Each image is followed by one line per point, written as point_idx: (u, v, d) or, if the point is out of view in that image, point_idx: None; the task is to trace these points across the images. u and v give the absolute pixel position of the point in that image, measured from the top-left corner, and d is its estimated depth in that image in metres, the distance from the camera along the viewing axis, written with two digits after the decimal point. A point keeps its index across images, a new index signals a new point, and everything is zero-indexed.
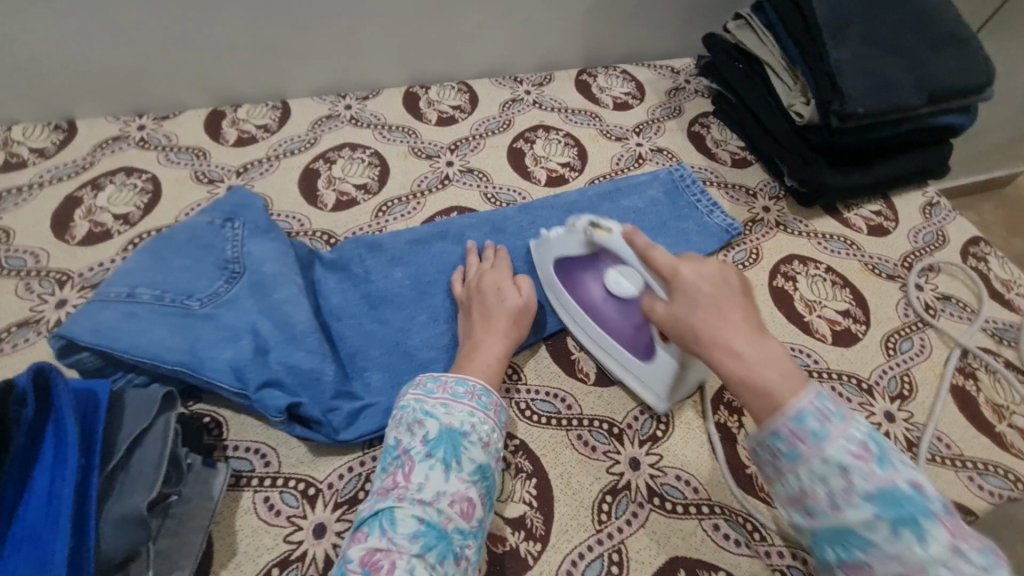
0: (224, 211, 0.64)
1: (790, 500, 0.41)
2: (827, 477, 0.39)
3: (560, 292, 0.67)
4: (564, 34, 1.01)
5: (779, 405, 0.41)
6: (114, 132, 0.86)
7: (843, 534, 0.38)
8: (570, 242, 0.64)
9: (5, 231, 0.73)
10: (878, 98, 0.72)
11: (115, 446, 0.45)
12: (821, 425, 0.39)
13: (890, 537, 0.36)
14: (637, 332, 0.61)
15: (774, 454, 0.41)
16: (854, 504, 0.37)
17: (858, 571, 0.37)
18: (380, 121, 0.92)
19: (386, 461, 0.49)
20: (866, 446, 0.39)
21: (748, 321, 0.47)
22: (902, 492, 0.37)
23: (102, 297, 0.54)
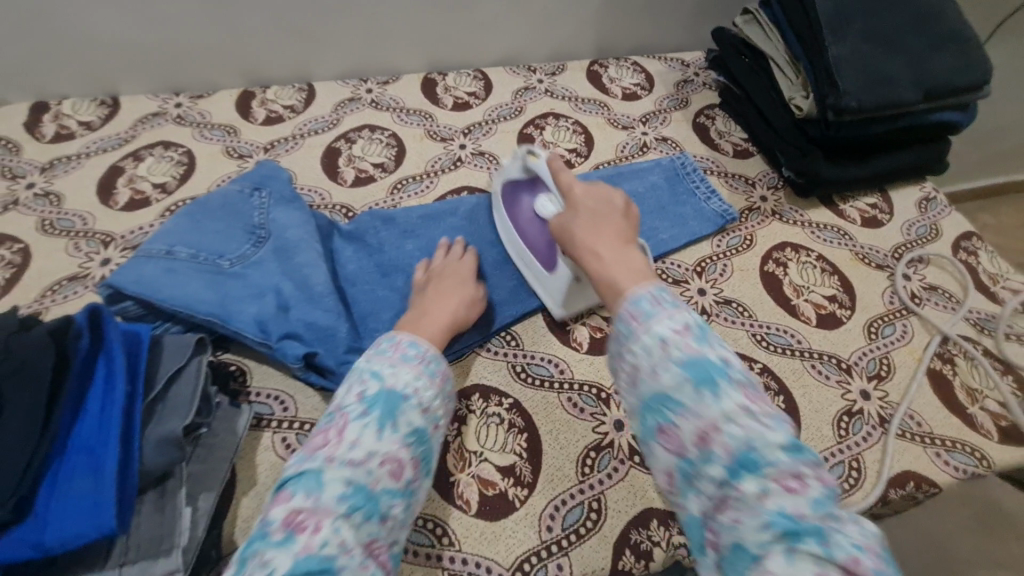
0: (253, 182, 0.70)
1: (628, 383, 0.47)
2: (652, 349, 0.44)
3: (501, 216, 0.78)
4: (578, 25, 1.05)
5: (625, 295, 0.49)
6: (154, 108, 0.93)
7: (664, 397, 0.43)
8: (512, 166, 0.74)
9: (56, 195, 0.80)
10: (871, 94, 0.75)
11: (155, 381, 0.51)
12: (652, 307, 0.46)
13: (694, 396, 0.42)
14: (549, 250, 0.71)
15: (620, 336, 0.47)
16: (667, 369, 0.43)
17: (669, 432, 0.42)
18: (398, 105, 0.97)
19: (320, 421, 0.50)
20: (687, 325, 0.45)
21: (618, 233, 0.56)
22: (710, 362, 0.43)
23: (144, 253, 0.60)
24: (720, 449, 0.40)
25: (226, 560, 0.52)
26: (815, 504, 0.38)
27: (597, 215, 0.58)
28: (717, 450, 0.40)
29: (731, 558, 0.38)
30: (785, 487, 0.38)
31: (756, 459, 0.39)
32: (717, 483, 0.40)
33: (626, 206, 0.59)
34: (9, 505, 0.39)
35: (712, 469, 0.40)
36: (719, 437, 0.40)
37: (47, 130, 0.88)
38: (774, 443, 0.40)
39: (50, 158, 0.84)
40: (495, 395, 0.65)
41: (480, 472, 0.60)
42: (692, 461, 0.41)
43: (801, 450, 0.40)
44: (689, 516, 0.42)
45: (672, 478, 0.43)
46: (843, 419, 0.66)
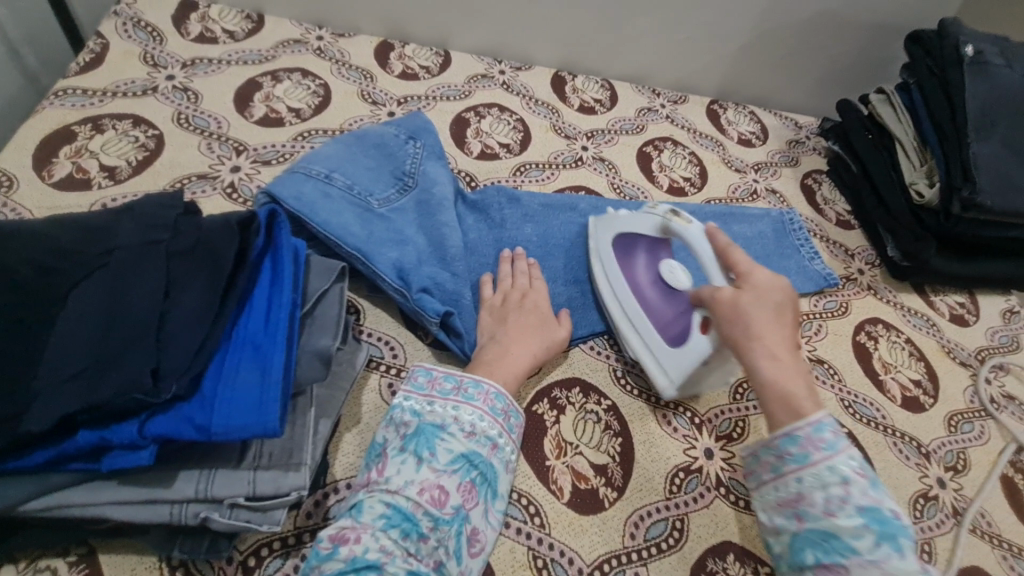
0: (408, 129, 0.70)
1: (780, 502, 0.49)
2: (828, 485, 0.47)
3: (608, 265, 0.71)
4: (711, 63, 1.07)
5: (805, 416, 0.50)
6: (296, 34, 0.93)
7: (833, 539, 0.45)
8: (646, 220, 0.67)
9: (194, 93, 0.80)
10: (1003, 198, 0.78)
11: (306, 296, 0.52)
12: (834, 439, 0.48)
13: (873, 547, 0.44)
14: (676, 321, 0.64)
15: (787, 459, 0.49)
16: (849, 513, 0.45)
17: (832, 571, 0.44)
18: (529, 93, 0.99)
19: (370, 457, 0.52)
20: (863, 472, 0.48)
21: (783, 330, 0.55)
22: (887, 514, 0.45)
23: (304, 173, 0.61)
24: None
25: (325, 490, 0.52)
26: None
27: (766, 300, 0.55)
28: None
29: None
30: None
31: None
32: None
33: (788, 299, 0.57)
34: (181, 380, 0.40)
35: None
36: None
37: (193, 29, 0.88)
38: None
39: (192, 57, 0.84)
40: (595, 394, 0.66)
41: (574, 464, 0.60)
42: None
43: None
44: None
45: None
46: (919, 501, 0.67)
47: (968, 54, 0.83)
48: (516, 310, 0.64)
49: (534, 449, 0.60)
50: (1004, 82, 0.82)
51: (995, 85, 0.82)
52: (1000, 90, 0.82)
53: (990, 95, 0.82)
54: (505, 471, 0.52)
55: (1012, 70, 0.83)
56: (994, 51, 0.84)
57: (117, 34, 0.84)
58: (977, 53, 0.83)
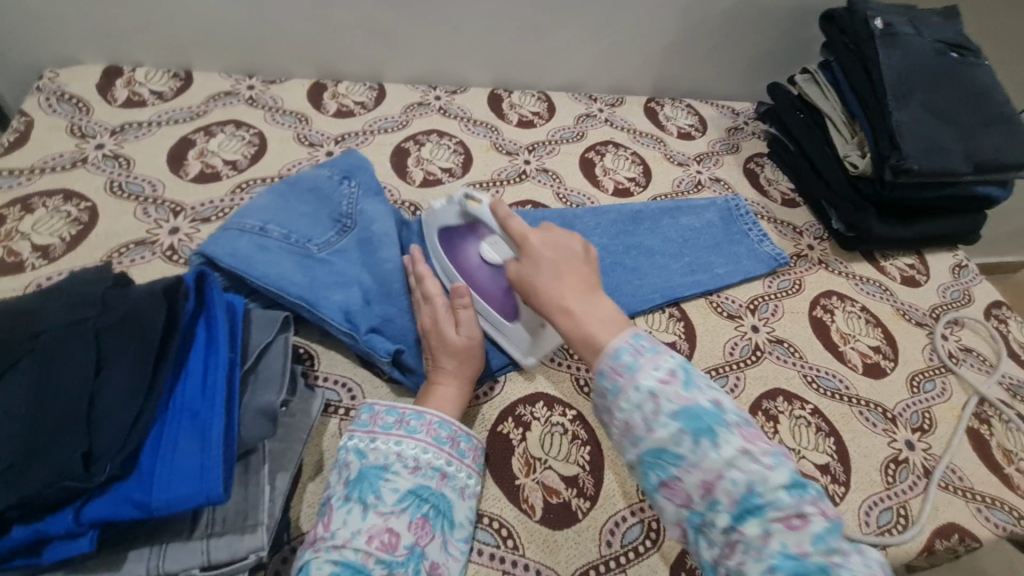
0: (342, 169, 0.70)
1: (621, 434, 0.46)
2: (641, 403, 0.44)
3: (442, 261, 0.70)
4: (642, 63, 1.10)
5: (604, 348, 0.47)
6: (226, 87, 0.94)
7: (660, 453, 0.43)
8: (447, 211, 0.68)
9: (126, 159, 0.79)
10: (929, 160, 0.80)
11: (248, 353, 0.51)
12: (634, 358, 0.46)
13: (693, 447, 0.42)
14: (504, 297, 0.65)
15: (604, 392, 0.47)
16: (662, 422, 0.43)
17: (672, 486, 0.43)
18: (466, 115, 1.00)
19: (317, 512, 0.50)
20: (672, 372, 0.45)
21: (584, 280, 0.53)
22: (703, 409, 0.43)
23: (237, 227, 0.60)
24: (726, 498, 0.41)
25: (291, 546, 0.51)
26: (816, 540, 0.38)
27: (598, 293, 0.53)
28: (724, 500, 0.41)
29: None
30: (789, 526, 0.39)
31: (760, 503, 0.40)
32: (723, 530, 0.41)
33: (585, 251, 0.56)
34: (115, 460, 0.39)
35: (721, 521, 0.41)
36: (723, 485, 0.41)
37: (119, 95, 0.87)
38: (776, 484, 0.40)
39: (121, 123, 0.83)
40: (559, 405, 0.66)
41: (545, 479, 0.60)
42: (701, 511, 0.42)
43: (804, 488, 0.41)
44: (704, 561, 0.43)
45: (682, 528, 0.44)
46: (890, 466, 0.68)
47: (878, 28, 0.86)
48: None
49: (502, 470, 0.59)
50: (915, 49, 0.86)
51: (908, 53, 0.85)
52: (913, 57, 0.85)
53: (905, 63, 0.85)
54: (460, 499, 0.53)
55: (922, 38, 0.87)
56: (902, 22, 0.87)
57: (42, 110, 0.83)
58: (885, 25, 0.86)
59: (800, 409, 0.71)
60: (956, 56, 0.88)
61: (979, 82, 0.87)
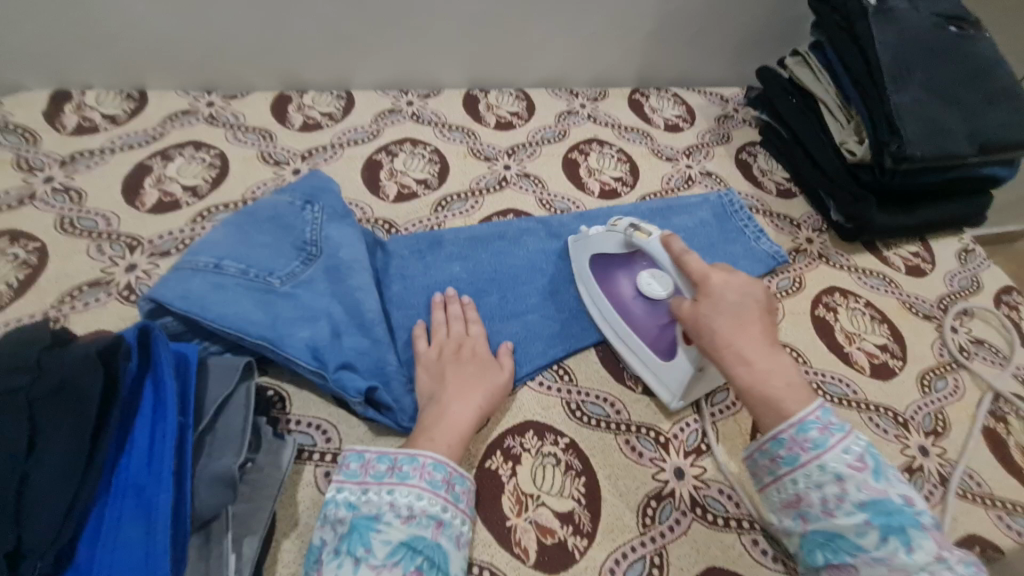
0: (305, 193, 0.65)
1: (785, 504, 0.50)
2: (824, 485, 0.48)
3: (590, 286, 0.72)
4: (623, 53, 1.04)
5: (786, 416, 0.51)
6: (184, 105, 0.88)
7: (834, 537, 0.46)
8: (610, 238, 0.69)
9: (78, 192, 0.74)
10: (932, 144, 0.75)
11: (204, 409, 0.47)
12: (822, 436, 0.49)
13: (881, 543, 0.44)
14: (661, 335, 0.65)
15: (776, 462, 0.50)
16: (847, 511, 0.46)
17: (840, 569, 0.46)
18: (441, 120, 0.95)
19: (307, 568, 0.47)
20: (860, 459, 0.48)
21: (766, 331, 0.55)
22: (893, 505, 0.46)
23: (189, 265, 0.56)
24: None
25: None
26: None
27: (741, 309, 0.56)
28: None
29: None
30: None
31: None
32: None
33: (767, 299, 0.58)
34: (46, 557, 0.35)
35: None
36: None
37: (68, 121, 0.82)
38: (897, 546, 0.44)
39: (71, 152, 0.78)
40: (551, 434, 0.62)
41: (538, 517, 0.56)
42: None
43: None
44: None
45: None
46: (904, 476, 0.64)
47: (871, 5, 0.81)
48: (451, 362, 0.61)
49: (491, 510, 0.56)
50: (912, 26, 0.81)
51: (904, 30, 0.80)
52: (910, 34, 0.80)
53: (902, 41, 0.80)
54: (456, 549, 0.48)
55: (918, 12, 0.82)
56: None
57: None
58: (879, 2, 0.81)
59: None
60: (955, 29, 0.83)
61: (980, 56, 0.82)
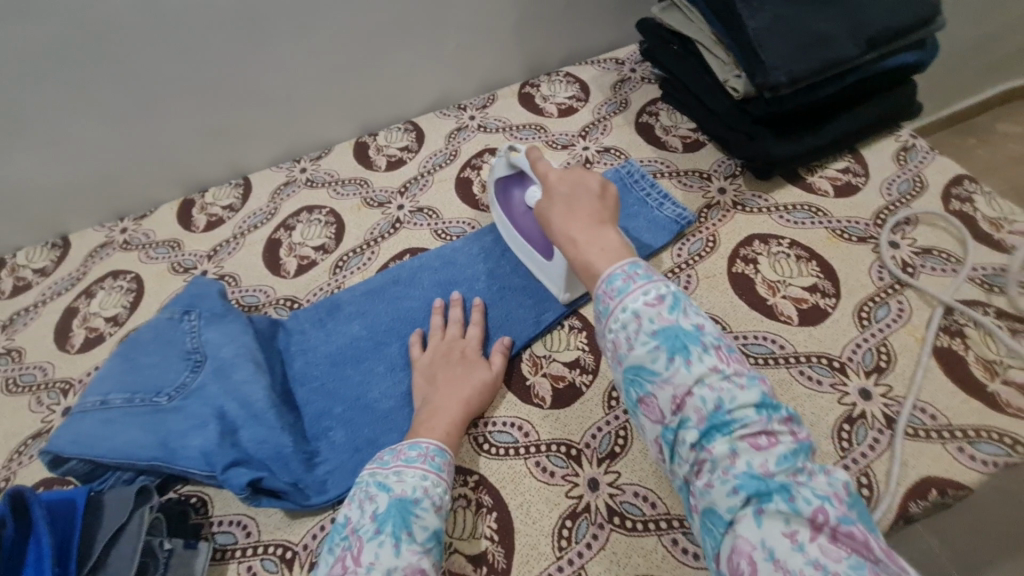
0: (183, 304, 0.69)
1: (607, 354, 0.47)
2: (626, 325, 0.45)
3: (495, 208, 0.78)
4: (498, 53, 1.02)
5: (600, 275, 0.49)
6: (102, 238, 0.95)
7: (640, 369, 0.43)
8: (499, 163, 0.72)
9: (18, 350, 0.81)
10: (806, 60, 0.69)
11: (93, 548, 0.50)
12: (626, 283, 0.47)
13: (668, 363, 0.43)
14: (546, 242, 0.71)
15: (599, 316, 0.48)
16: (643, 341, 0.44)
17: (648, 402, 0.43)
18: (333, 178, 0.96)
19: (335, 545, 0.50)
20: (659, 297, 0.46)
21: (596, 212, 0.55)
22: (683, 332, 0.44)
23: (81, 408, 0.60)
24: (694, 414, 0.41)
25: None
26: (781, 460, 0.39)
27: (572, 200, 0.57)
28: (691, 416, 0.41)
29: (706, 519, 0.40)
30: (753, 445, 0.39)
31: (727, 420, 0.40)
32: (692, 446, 0.41)
33: (602, 188, 0.58)
34: None
35: (690, 436, 0.41)
36: (692, 402, 0.41)
37: (6, 285, 0.90)
38: (746, 403, 0.40)
39: (10, 314, 0.86)
40: (459, 474, 0.61)
41: (451, 566, 0.56)
42: (674, 428, 0.42)
43: (774, 409, 0.41)
44: (677, 480, 0.43)
45: (659, 444, 0.44)
46: (844, 428, 0.59)
47: None
48: (442, 365, 0.66)
49: None
50: None
51: None
52: None
53: None
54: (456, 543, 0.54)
55: None
56: None
57: None
58: None
59: None
60: None
61: None
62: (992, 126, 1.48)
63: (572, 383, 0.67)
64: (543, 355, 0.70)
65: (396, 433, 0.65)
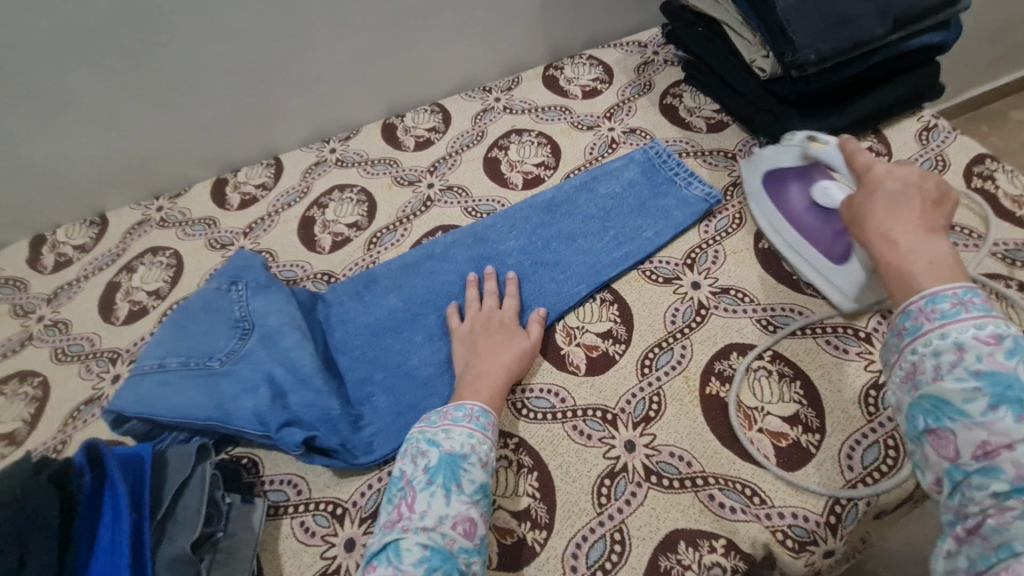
0: (229, 276, 0.72)
1: (902, 378, 0.45)
2: (940, 355, 0.42)
3: (763, 200, 0.75)
4: (523, 35, 1.03)
5: (917, 290, 0.45)
6: (138, 216, 0.97)
7: (940, 403, 0.41)
8: (784, 152, 0.70)
9: (64, 323, 0.84)
10: (834, 39, 0.70)
11: (162, 498, 0.53)
12: (953, 309, 0.43)
13: (984, 409, 0.39)
14: (837, 239, 0.66)
15: (897, 335, 0.46)
16: (955, 376, 0.41)
17: (941, 437, 0.41)
18: (363, 158, 0.98)
19: (393, 492, 0.54)
20: (996, 335, 0.42)
21: (929, 222, 0.49)
22: (1016, 378, 0.40)
23: (139, 371, 0.63)
24: (1010, 467, 0.37)
25: None
26: None
27: (899, 196, 0.51)
28: (1006, 468, 0.38)
29: (991, 551, 0.37)
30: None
31: None
32: (993, 493, 0.38)
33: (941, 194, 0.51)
34: None
35: (993, 485, 0.38)
36: (1011, 453, 0.38)
37: (48, 261, 0.93)
38: None
39: (54, 288, 0.89)
40: (500, 437, 0.64)
41: (496, 520, 0.59)
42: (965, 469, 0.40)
43: None
44: (948, 514, 0.41)
45: (938, 480, 0.42)
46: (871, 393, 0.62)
47: None
48: (482, 334, 0.69)
49: None
50: None
51: None
52: None
53: None
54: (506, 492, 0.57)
55: None
56: None
57: None
58: None
59: (758, 359, 0.65)
60: None
61: None
62: (1005, 113, 1.51)
63: (606, 352, 0.69)
64: (576, 326, 0.72)
65: (437, 398, 0.68)
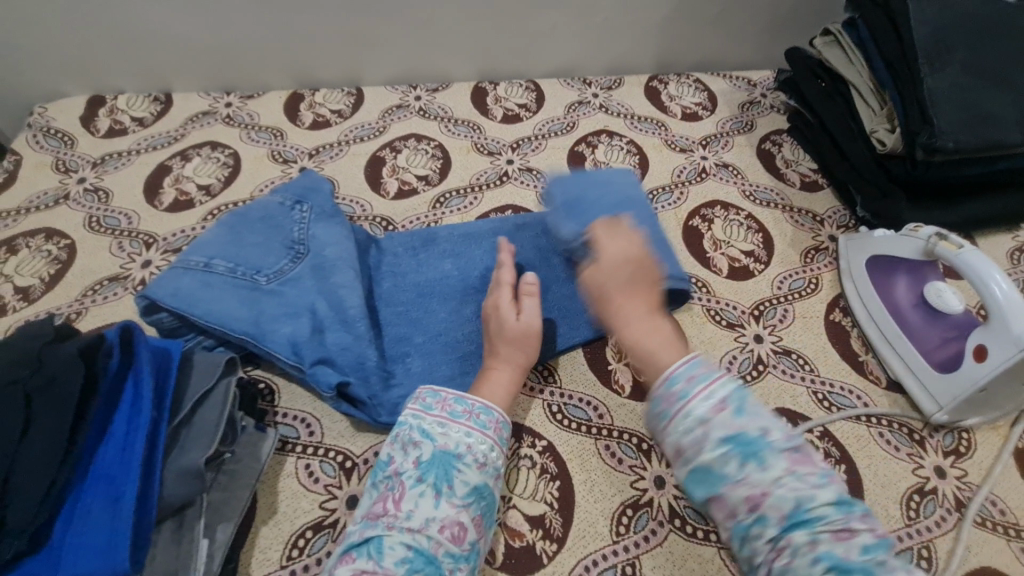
0: (294, 194, 0.68)
1: (672, 453, 0.45)
2: (690, 430, 0.43)
3: (863, 285, 0.72)
4: (640, 39, 1.00)
5: (660, 375, 0.47)
6: (204, 107, 0.93)
7: (710, 472, 0.42)
8: (905, 243, 0.67)
9: (104, 192, 0.80)
10: (971, 133, 0.68)
11: (182, 403, 0.50)
12: (688, 386, 0.45)
13: (741, 468, 0.41)
14: (943, 346, 0.64)
15: (655, 416, 0.46)
16: (712, 446, 0.42)
17: (723, 500, 0.42)
18: (447, 114, 0.94)
19: (376, 481, 0.50)
20: (723, 399, 0.44)
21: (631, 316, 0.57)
22: (752, 437, 0.42)
23: (182, 264, 0.60)
24: (775, 513, 0.40)
25: None
26: (866, 550, 0.38)
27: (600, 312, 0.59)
28: (771, 515, 0.40)
29: None
30: (837, 538, 0.38)
31: (809, 519, 0.39)
32: (773, 542, 0.40)
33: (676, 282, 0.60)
34: (24, 538, 0.39)
35: (769, 534, 0.40)
36: (771, 501, 0.40)
37: (102, 125, 0.89)
38: (824, 500, 0.39)
39: (102, 154, 0.85)
40: (528, 436, 0.61)
41: (508, 520, 0.56)
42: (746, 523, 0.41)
43: (851, 505, 0.40)
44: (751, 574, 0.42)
45: (729, 538, 0.43)
46: (914, 498, 0.59)
47: None
48: None
49: None
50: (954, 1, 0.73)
51: (946, 6, 0.72)
52: (952, 10, 0.72)
53: (941, 19, 0.72)
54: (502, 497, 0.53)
55: None
56: None
57: (29, 147, 0.85)
58: None
59: (808, 433, 0.63)
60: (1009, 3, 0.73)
61: None
62: None
63: None
64: None
65: (472, 378, 0.65)
